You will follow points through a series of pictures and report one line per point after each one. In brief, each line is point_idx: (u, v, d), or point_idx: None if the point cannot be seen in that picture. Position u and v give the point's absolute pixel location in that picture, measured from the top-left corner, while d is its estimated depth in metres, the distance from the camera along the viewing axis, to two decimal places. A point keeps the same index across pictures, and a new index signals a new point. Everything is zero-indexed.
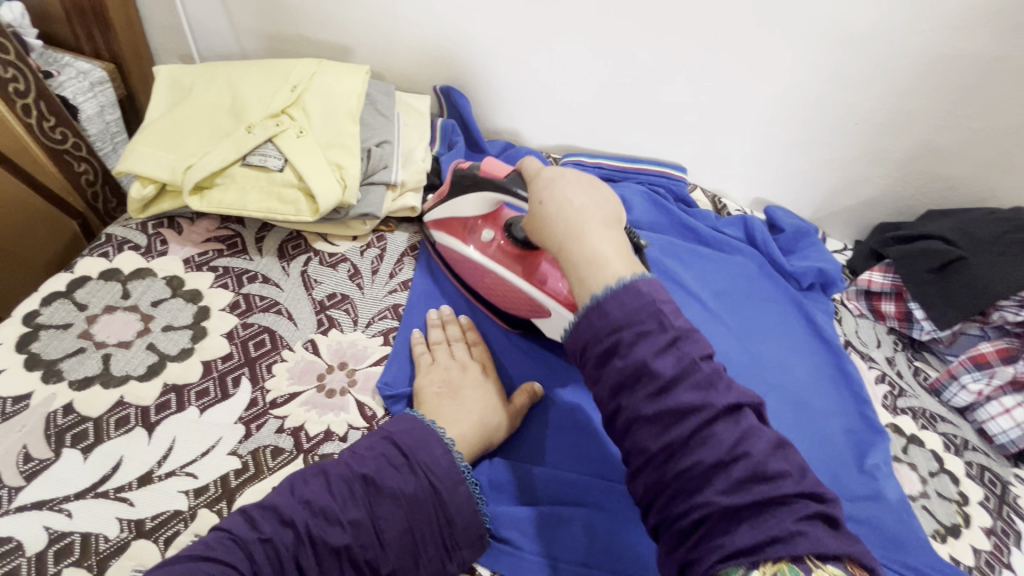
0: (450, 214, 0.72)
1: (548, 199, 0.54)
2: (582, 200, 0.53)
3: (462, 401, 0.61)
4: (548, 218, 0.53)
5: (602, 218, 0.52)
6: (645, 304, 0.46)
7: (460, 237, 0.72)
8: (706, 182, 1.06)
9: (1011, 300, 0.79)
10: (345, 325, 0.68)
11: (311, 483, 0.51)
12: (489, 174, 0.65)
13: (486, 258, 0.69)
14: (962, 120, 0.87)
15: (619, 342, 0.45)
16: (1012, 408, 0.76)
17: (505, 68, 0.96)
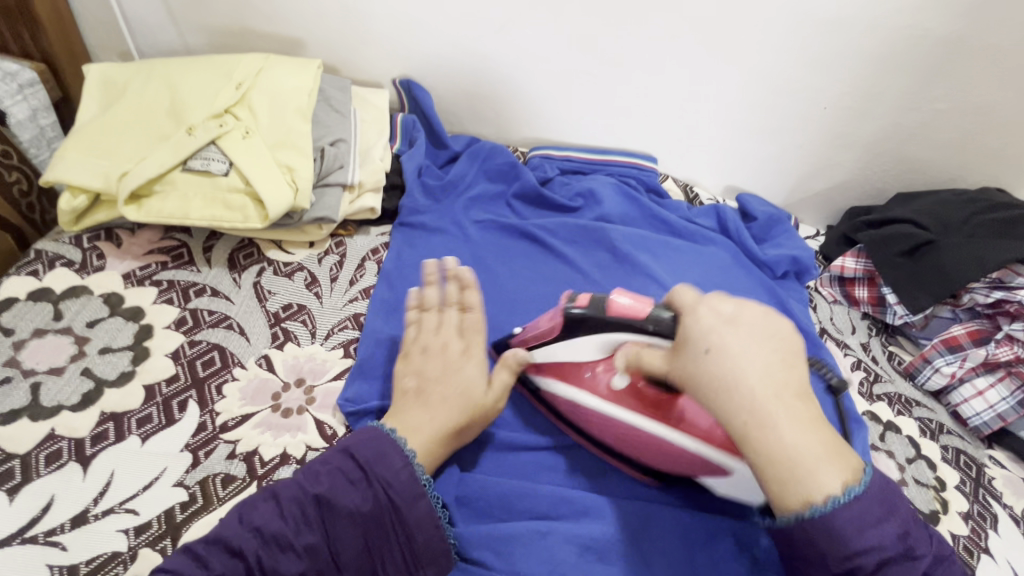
0: (560, 358, 0.62)
1: (720, 353, 0.46)
2: (763, 364, 0.45)
3: (432, 406, 0.55)
4: (725, 388, 0.45)
5: (774, 385, 0.44)
6: (869, 510, 0.43)
7: (577, 384, 0.62)
8: (677, 171, 1.04)
9: (982, 282, 0.78)
10: (302, 338, 0.64)
11: (260, 507, 0.48)
12: (620, 313, 0.56)
13: (624, 411, 0.58)
14: (929, 101, 0.87)
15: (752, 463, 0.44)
16: (985, 390, 0.77)
17: (466, 59, 0.92)
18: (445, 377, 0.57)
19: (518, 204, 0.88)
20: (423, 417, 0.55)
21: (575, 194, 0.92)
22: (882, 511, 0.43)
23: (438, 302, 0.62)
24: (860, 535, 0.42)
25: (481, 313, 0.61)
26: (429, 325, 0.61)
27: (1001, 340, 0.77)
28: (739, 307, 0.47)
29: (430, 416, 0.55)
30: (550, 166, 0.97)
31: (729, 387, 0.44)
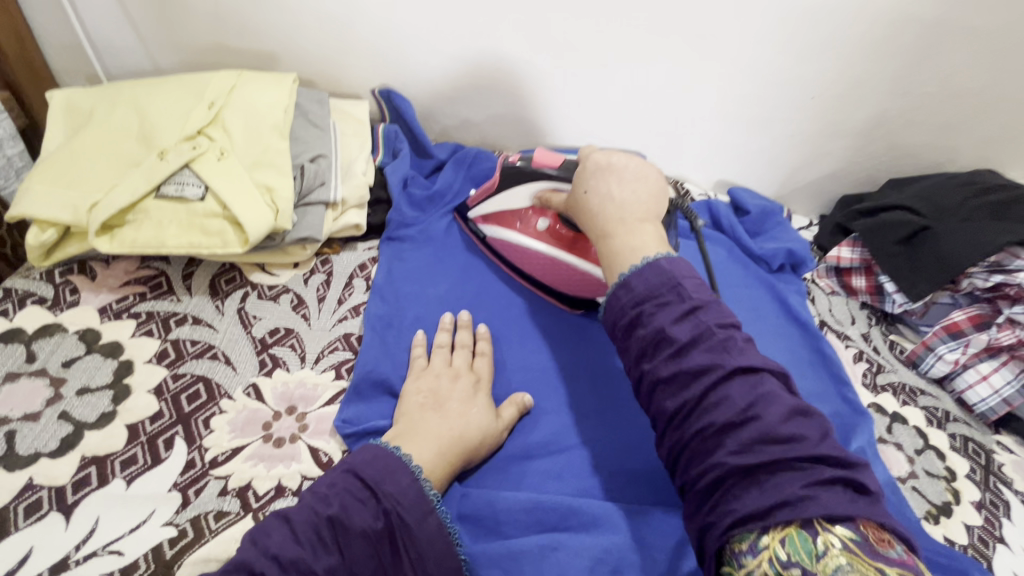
0: (497, 208, 0.74)
1: (595, 194, 0.61)
2: (623, 194, 0.60)
3: (447, 414, 0.56)
4: (591, 215, 0.61)
5: (626, 214, 0.59)
6: (664, 278, 0.52)
7: (510, 228, 0.74)
8: (666, 168, 1.02)
9: (981, 266, 0.77)
10: (291, 364, 0.61)
11: (273, 533, 0.44)
12: (540, 163, 0.68)
13: (541, 244, 0.72)
14: (917, 85, 0.86)
15: (642, 314, 0.51)
16: (989, 374, 0.76)
17: (446, 64, 0.90)
18: (460, 398, 0.59)
19: None
20: (441, 424, 0.55)
21: None
22: (655, 270, 0.52)
23: (448, 342, 0.65)
24: (626, 292, 0.52)
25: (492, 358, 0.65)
26: (441, 356, 0.63)
27: (1003, 324, 0.76)
28: (620, 162, 0.63)
29: (448, 423, 0.56)
30: None
31: (598, 211, 0.60)
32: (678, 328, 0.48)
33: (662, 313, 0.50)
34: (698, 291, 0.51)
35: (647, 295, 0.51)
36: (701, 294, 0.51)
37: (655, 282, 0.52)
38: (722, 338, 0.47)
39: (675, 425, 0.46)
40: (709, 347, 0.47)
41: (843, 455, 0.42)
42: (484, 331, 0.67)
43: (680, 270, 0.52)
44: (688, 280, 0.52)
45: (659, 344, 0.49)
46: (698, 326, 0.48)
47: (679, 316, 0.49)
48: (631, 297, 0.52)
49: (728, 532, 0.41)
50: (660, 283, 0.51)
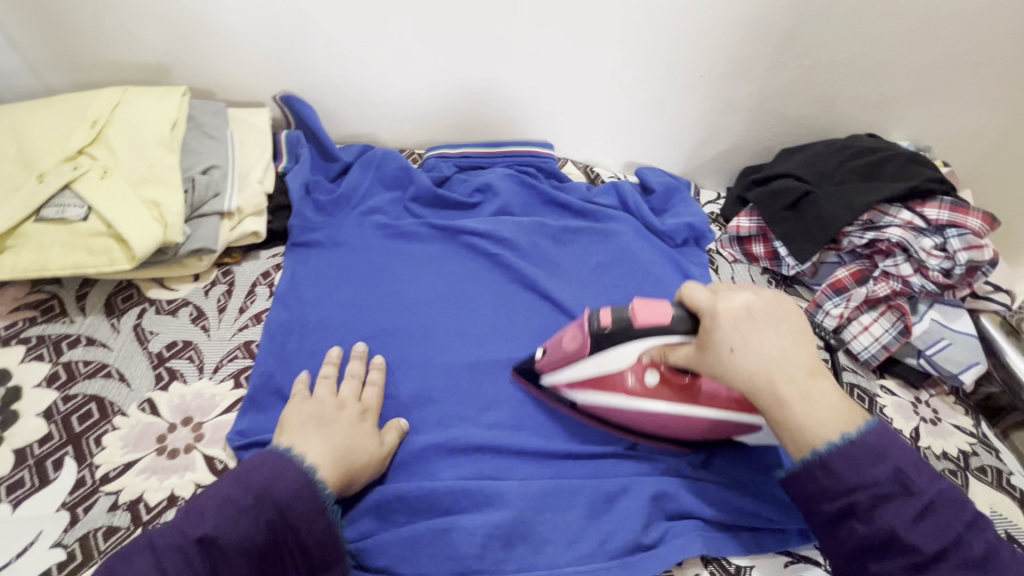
0: (587, 370, 0.60)
1: (744, 351, 0.51)
2: (781, 350, 0.51)
3: (327, 435, 0.56)
4: (752, 385, 0.51)
5: (790, 373, 0.51)
6: (886, 467, 0.49)
7: (606, 388, 0.61)
8: (576, 154, 1.06)
9: (856, 226, 0.82)
10: (189, 375, 0.62)
11: (137, 561, 0.45)
12: (648, 323, 0.55)
13: (658, 407, 0.60)
14: (794, 60, 0.91)
15: (858, 505, 0.48)
16: (869, 324, 0.81)
17: (345, 66, 0.90)
18: (346, 423, 0.59)
19: (416, 207, 0.88)
20: (324, 441, 0.56)
21: (473, 190, 0.92)
22: (865, 454, 0.49)
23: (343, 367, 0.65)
24: (835, 481, 0.49)
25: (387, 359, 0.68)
26: (330, 385, 0.63)
27: (878, 278, 0.82)
28: (756, 304, 0.52)
29: (330, 441, 0.56)
30: (446, 165, 0.96)
31: (757, 376, 0.51)
32: (913, 530, 0.47)
33: (894, 511, 0.48)
34: (913, 473, 0.49)
35: (856, 485, 0.48)
36: (927, 486, 0.49)
37: (868, 466, 0.49)
38: (966, 541, 0.47)
39: None
40: (959, 558, 0.46)
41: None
42: (377, 361, 0.67)
43: (887, 444, 0.50)
44: (903, 459, 0.50)
45: (890, 549, 0.48)
46: (939, 530, 0.47)
47: (915, 519, 0.47)
48: (834, 484, 0.49)
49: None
50: (876, 465, 0.49)
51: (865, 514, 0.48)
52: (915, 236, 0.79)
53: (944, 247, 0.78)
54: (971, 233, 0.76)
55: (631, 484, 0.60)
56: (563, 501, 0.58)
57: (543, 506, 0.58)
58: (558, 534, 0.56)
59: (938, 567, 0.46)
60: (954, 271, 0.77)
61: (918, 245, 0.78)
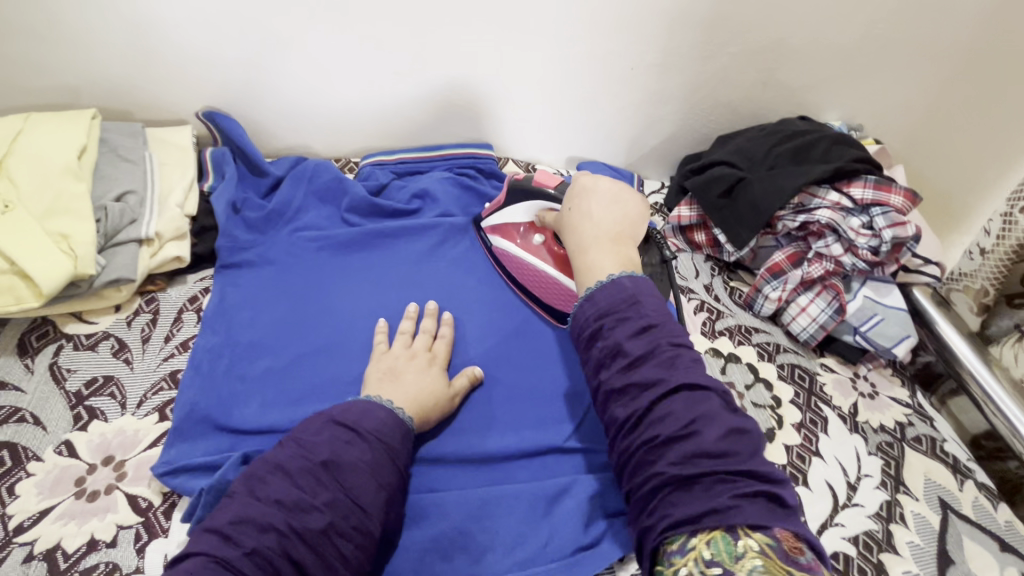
0: (503, 219, 0.78)
1: (576, 210, 0.66)
2: (600, 217, 0.64)
3: (403, 384, 0.62)
4: (571, 233, 0.65)
5: (600, 232, 0.63)
6: (623, 296, 0.54)
7: (509, 239, 0.77)
8: (517, 152, 1.05)
9: (788, 209, 0.84)
10: (110, 413, 0.61)
11: (271, 482, 0.49)
12: (540, 182, 0.75)
13: (538, 259, 0.74)
14: (723, 47, 0.92)
15: (602, 327, 0.54)
16: (807, 305, 0.82)
17: (269, 77, 0.88)
18: (416, 371, 0.64)
19: (352, 218, 0.85)
20: (399, 391, 0.61)
21: (411, 197, 0.90)
22: (616, 288, 0.55)
23: (412, 329, 0.70)
24: (591, 307, 0.55)
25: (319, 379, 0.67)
26: (401, 341, 0.68)
27: (812, 260, 0.83)
28: (603, 184, 0.67)
29: (406, 390, 0.61)
30: (382, 173, 0.94)
31: (577, 226, 0.65)
32: (631, 341, 0.51)
33: (620, 328, 0.53)
34: (647, 302, 0.54)
35: (603, 311, 0.54)
36: (656, 315, 0.53)
37: (612, 295, 0.55)
38: (672, 356, 0.51)
39: (625, 432, 0.50)
40: (661, 363, 0.50)
41: (767, 472, 0.46)
42: (446, 317, 0.72)
43: (639, 291, 0.55)
44: (646, 295, 0.55)
45: (614, 356, 0.52)
46: (652, 342, 0.51)
47: (635, 332, 0.52)
48: (594, 310, 0.55)
49: (663, 533, 0.44)
50: (617, 296, 0.54)
51: (603, 332, 0.53)
52: (844, 217, 0.80)
53: (871, 225, 0.80)
54: (894, 210, 0.78)
55: (571, 485, 0.60)
56: (502, 508, 0.58)
57: (482, 514, 0.57)
58: (497, 541, 0.56)
59: (646, 375, 0.50)
60: (882, 248, 0.79)
61: (847, 224, 0.80)
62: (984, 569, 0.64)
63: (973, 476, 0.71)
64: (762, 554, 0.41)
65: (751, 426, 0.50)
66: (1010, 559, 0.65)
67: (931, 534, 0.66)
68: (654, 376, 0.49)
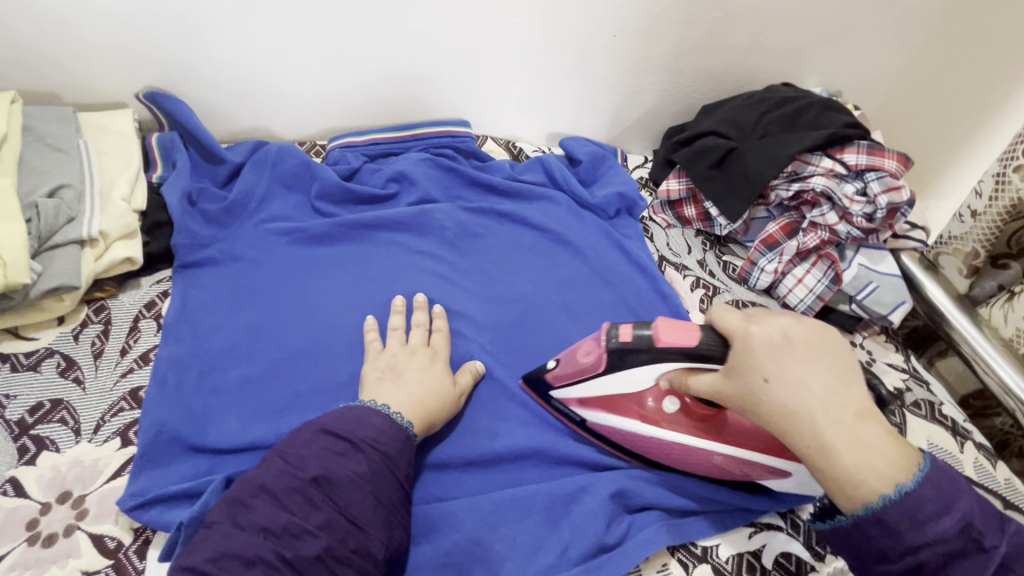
0: (604, 392, 0.56)
1: (780, 380, 0.45)
2: (824, 385, 0.44)
3: (405, 383, 0.57)
4: (789, 417, 0.45)
5: (838, 410, 0.44)
6: (946, 519, 0.41)
7: (624, 414, 0.57)
8: (495, 130, 0.98)
9: (781, 178, 0.81)
10: (62, 442, 0.54)
11: (255, 507, 0.44)
12: (673, 344, 0.50)
13: (675, 433, 0.55)
14: (706, 10, 0.87)
15: (924, 563, 0.41)
16: (803, 276, 0.81)
17: (214, 52, 0.78)
18: (417, 369, 0.59)
19: (323, 206, 0.78)
20: (401, 392, 0.56)
21: (386, 180, 0.83)
22: (925, 507, 0.41)
23: (404, 325, 0.65)
24: (890, 538, 0.42)
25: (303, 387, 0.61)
26: (395, 338, 0.63)
27: (807, 229, 0.81)
28: (798, 330, 0.46)
29: (408, 391, 0.56)
30: (353, 155, 0.87)
31: (796, 410, 0.44)
32: None
33: (960, 565, 0.41)
34: (977, 520, 0.41)
35: (919, 544, 0.41)
36: (995, 535, 0.41)
37: (926, 519, 0.41)
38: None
39: None
40: None
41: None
42: (439, 309, 0.67)
43: (951, 492, 0.42)
44: (967, 506, 0.42)
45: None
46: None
47: (987, 573, 0.40)
48: (897, 543, 0.42)
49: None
50: (938, 519, 0.41)
51: (931, 571, 0.41)
52: (838, 184, 0.79)
53: (865, 191, 0.78)
54: (889, 175, 0.77)
55: (588, 483, 0.56)
56: (517, 513, 0.54)
57: (496, 520, 0.54)
58: (515, 549, 0.53)
59: None
60: (876, 215, 0.78)
61: (842, 191, 0.78)
62: None
63: (971, 437, 0.72)
64: None
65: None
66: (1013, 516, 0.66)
67: None
68: None
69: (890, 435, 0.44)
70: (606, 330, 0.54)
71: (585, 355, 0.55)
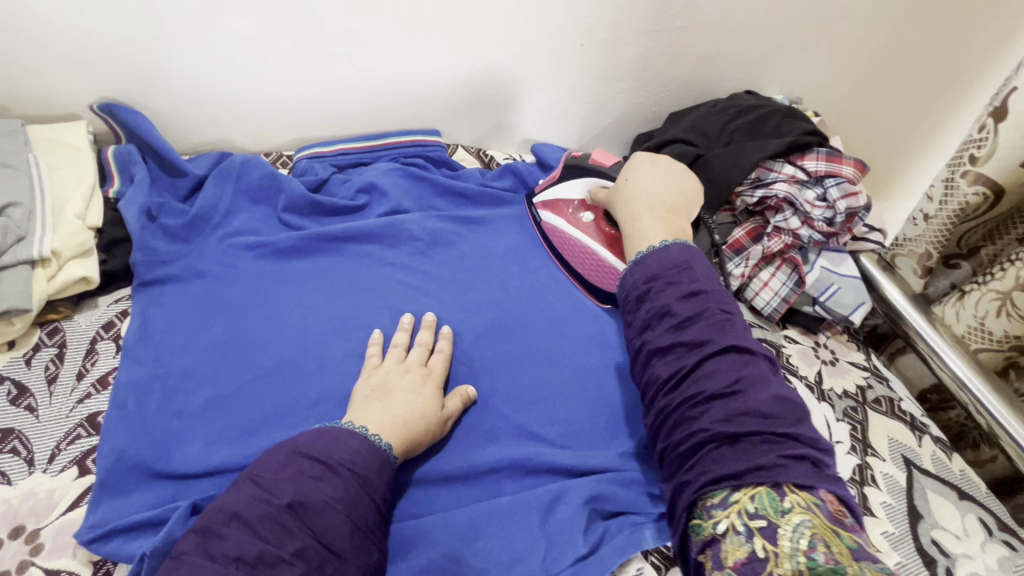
0: (554, 194, 0.79)
1: (632, 181, 0.71)
2: (654, 190, 0.69)
3: (392, 403, 0.57)
4: (628, 200, 0.69)
5: (654, 202, 0.68)
6: (676, 260, 0.60)
7: (561, 215, 0.78)
8: (466, 138, 0.98)
9: (746, 184, 0.84)
10: (14, 473, 0.51)
11: (226, 535, 0.43)
12: (598, 161, 0.76)
13: (585, 236, 0.75)
14: (671, 20, 0.89)
15: (652, 288, 0.59)
16: (768, 280, 0.83)
17: (173, 62, 0.76)
18: (408, 389, 0.59)
19: (291, 219, 0.76)
20: (385, 412, 0.55)
21: (356, 191, 0.82)
22: (665, 258, 0.60)
23: (406, 341, 0.65)
24: (641, 270, 0.60)
25: (273, 406, 0.59)
26: (395, 354, 0.63)
27: (772, 233, 0.83)
28: (661, 164, 0.72)
29: (392, 411, 0.55)
30: (321, 166, 0.85)
31: (634, 196, 0.69)
32: (682, 302, 0.56)
33: (668, 291, 0.57)
34: (699, 269, 0.59)
35: (652, 272, 0.59)
36: (709, 285, 0.58)
37: (666, 258, 0.60)
38: (720, 321, 0.55)
39: (669, 391, 0.53)
40: (709, 325, 0.54)
41: (811, 436, 0.49)
42: (410, 323, 0.67)
43: (689, 253, 0.60)
44: (698, 264, 0.60)
45: (662, 317, 0.56)
46: (701, 306, 0.56)
47: (683, 296, 0.56)
48: (643, 272, 0.60)
49: (702, 489, 0.47)
50: (671, 259, 0.60)
51: (654, 292, 0.58)
52: (799, 190, 0.81)
53: (824, 196, 0.81)
54: (846, 181, 0.80)
55: (563, 493, 0.56)
56: (492, 525, 0.54)
57: (472, 533, 0.54)
58: (491, 562, 0.53)
59: (696, 336, 0.54)
60: (835, 220, 0.81)
61: (803, 197, 0.81)
62: (949, 519, 0.66)
63: (928, 431, 0.75)
64: (807, 510, 0.44)
65: (795, 395, 0.52)
66: (968, 505, 0.68)
67: (900, 491, 0.68)
68: (704, 338, 0.53)
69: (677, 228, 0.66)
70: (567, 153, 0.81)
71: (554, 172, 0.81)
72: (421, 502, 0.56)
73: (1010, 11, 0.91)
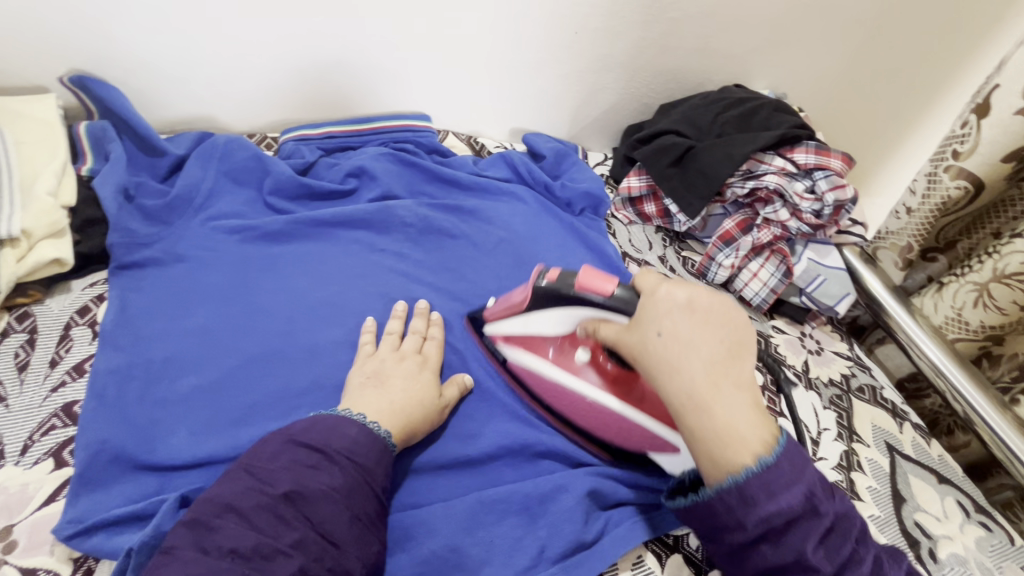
0: (527, 328, 0.59)
1: (670, 335, 0.46)
2: (706, 351, 0.45)
3: (390, 389, 0.55)
4: (674, 372, 0.45)
5: (716, 376, 0.44)
6: (794, 487, 0.43)
7: (541, 353, 0.59)
8: (456, 125, 0.97)
9: (737, 176, 0.84)
10: None
11: (220, 527, 0.41)
12: (587, 290, 0.52)
13: (584, 383, 0.57)
14: (664, 11, 0.89)
15: (771, 531, 0.42)
16: (758, 271, 0.84)
17: (150, 36, 0.72)
18: (405, 376, 0.57)
19: (277, 202, 0.74)
20: (382, 398, 0.54)
21: (345, 175, 0.79)
22: (778, 480, 0.42)
23: (400, 329, 0.63)
24: (748, 508, 0.42)
25: (264, 395, 0.57)
26: (389, 342, 0.61)
27: (761, 225, 0.85)
28: (700, 296, 0.47)
29: (391, 398, 0.54)
30: (308, 149, 0.83)
31: (680, 364, 0.45)
32: (819, 553, 0.42)
33: (803, 541, 0.42)
34: (818, 489, 0.44)
35: (768, 510, 0.42)
36: (832, 506, 0.44)
37: (781, 488, 0.42)
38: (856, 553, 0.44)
39: None
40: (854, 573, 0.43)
41: None
42: (403, 309, 0.65)
43: (800, 463, 0.44)
44: (809, 475, 0.44)
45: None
46: (841, 550, 0.43)
47: (821, 542, 0.42)
48: (749, 511, 0.42)
49: None
50: (788, 487, 0.42)
51: (775, 539, 0.42)
52: (789, 182, 0.82)
53: (813, 189, 0.82)
54: (835, 173, 0.81)
55: (563, 481, 0.56)
56: (493, 515, 0.54)
57: (472, 523, 0.53)
58: (493, 552, 0.52)
59: None
60: (823, 212, 0.82)
61: (792, 189, 0.82)
62: (929, 503, 0.69)
63: (908, 418, 0.78)
64: None
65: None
66: (948, 489, 0.71)
67: (885, 476, 0.70)
68: None
69: (759, 407, 0.45)
70: (537, 273, 0.57)
71: (518, 294, 0.59)
72: (420, 493, 0.55)
73: (985, 14, 0.95)
